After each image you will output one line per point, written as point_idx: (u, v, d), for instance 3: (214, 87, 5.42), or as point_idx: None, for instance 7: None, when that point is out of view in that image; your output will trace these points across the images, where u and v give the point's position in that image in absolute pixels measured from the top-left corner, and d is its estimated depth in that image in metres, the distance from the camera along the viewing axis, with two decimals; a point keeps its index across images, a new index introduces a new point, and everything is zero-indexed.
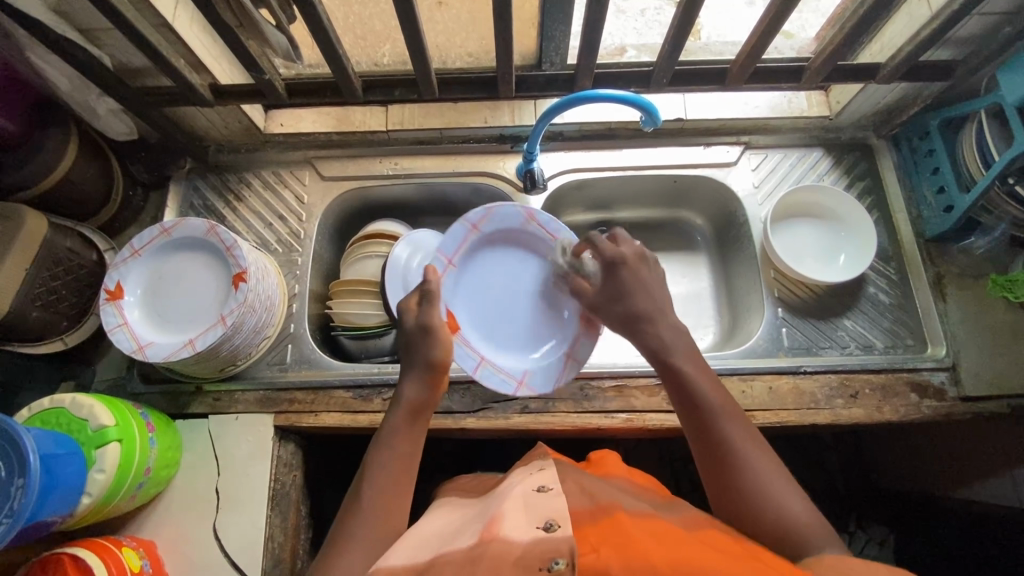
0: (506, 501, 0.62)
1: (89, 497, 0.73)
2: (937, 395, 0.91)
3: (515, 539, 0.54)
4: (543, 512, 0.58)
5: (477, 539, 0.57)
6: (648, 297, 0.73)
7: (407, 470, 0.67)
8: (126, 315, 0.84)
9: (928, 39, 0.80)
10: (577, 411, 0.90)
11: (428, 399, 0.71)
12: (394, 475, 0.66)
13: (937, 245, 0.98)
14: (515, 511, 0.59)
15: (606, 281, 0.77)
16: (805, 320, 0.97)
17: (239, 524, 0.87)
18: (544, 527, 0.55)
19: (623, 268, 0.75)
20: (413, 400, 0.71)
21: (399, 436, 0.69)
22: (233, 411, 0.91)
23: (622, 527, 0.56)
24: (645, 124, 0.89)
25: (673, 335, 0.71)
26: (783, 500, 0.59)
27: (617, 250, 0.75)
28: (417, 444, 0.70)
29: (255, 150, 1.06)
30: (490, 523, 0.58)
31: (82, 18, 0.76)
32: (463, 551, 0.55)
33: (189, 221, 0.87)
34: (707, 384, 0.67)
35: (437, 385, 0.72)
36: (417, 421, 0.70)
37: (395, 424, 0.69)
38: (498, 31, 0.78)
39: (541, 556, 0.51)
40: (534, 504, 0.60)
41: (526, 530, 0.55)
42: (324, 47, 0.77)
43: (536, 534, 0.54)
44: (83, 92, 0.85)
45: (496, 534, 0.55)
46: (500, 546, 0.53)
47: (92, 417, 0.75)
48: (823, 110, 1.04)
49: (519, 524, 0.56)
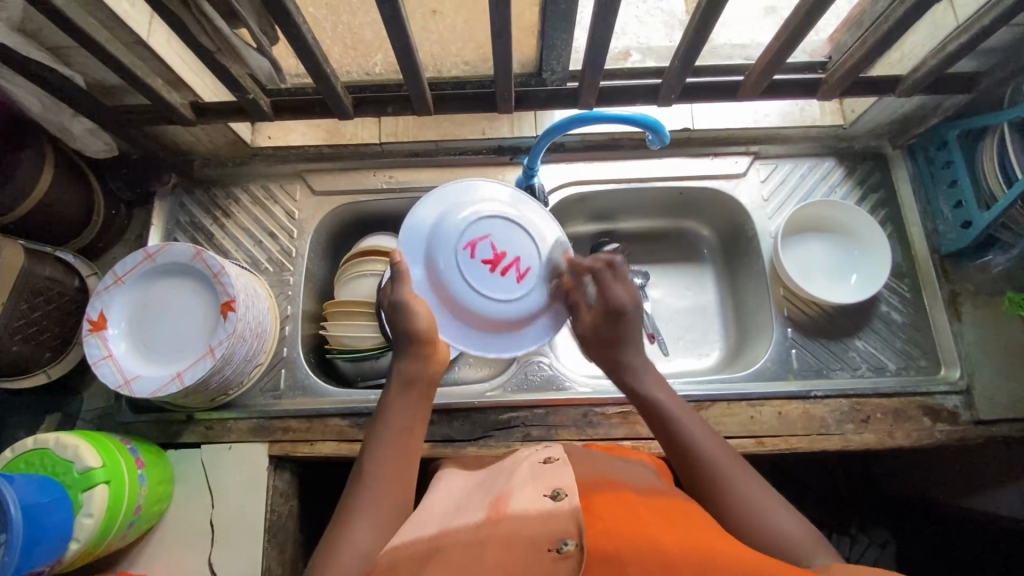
0: (513, 478, 0.62)
1: (77, 543, 0.70)
2: (950, 419, 0.88)
3: (524, 513, 0.53)
4: (551, 484, 0.58)
5: (483, 514, 0.56)
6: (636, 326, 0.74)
7: (410, 440, 0.66)
8: (111, 347, 0.81)
9: (955, 53, 0.75)
10: (581, 439, 0.88)
11: (425, 371, 0.70)
12: (394, 447, 0.65)
13: (952, 261, 0.95)
14: (523, 486, 0.59)
15: (603, 325, 0.74)
16: (814, 339, 0.94)
17: (236, 557, 0.84)
18: (552, 497, 0.55)
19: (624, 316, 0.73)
20: (407, 372, 0.70)
21: (398, 408, 0.68)
22: (227, 440, 0.89)
23: (631, 506, 0.55)
24: (652, 143, 0.84)
25: (648, 367, 0.73)
26: (771, 515, 0.59)
27: (618, 293, 0.73)
28: (419, 415, 0.69)
29: (243, 163, 1.01)
30: (497, 501, 0.57)
31: (48, 36, 0.70)
32: (469, 528, 0.53)
33: (173, 246, 0.83)
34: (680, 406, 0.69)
35: (431, 356, 0.71)
36: (415, 391, 0.69)
37: (394, 397, 0.68)
38: (498, 47, 0.73)
39: (549, 535, 0.49)
40: (542, 477, 0.60)
41: (534, 501, 0.55)
42: (312, 66, 0.72)
43: (543, 504, 0.54)
44: (57, 113, 0.80)
45: (503, 511, 0.54)
46: (507, 520, 0.53)
47: (78, 458, 0.72)
48: (836, 119, 0.99)
49: (527, 496, 0.56)
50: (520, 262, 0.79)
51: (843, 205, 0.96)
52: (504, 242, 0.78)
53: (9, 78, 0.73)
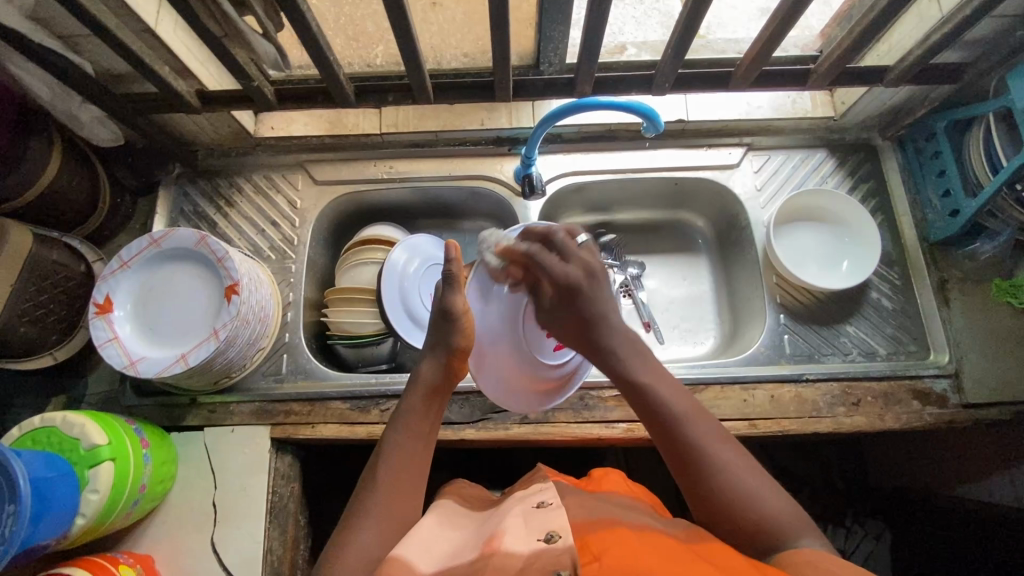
0: (506, 518, 0.63)
1: (83, 518, 0.72)
2: (939, 402, 0.90)
3: (517, 552, 0.54)
4: (544, 525, 0.58)
5: (479, 554, 0.57)
6: (602, 301, 0.74)
7: (423, 449, 0.69)
8: (117, 329, 0.82)
9: (939, 43, 0.77)
10: (578, 422, 0.89)
11: (445, 382, 0.74)
12: (409, 454, 0.68)
13: (941, 249, 0.97)
14: (516, 525, 0.60)
15: (565, 310, 0.75)
16: (807, 325, 0.96)
17: (238, 536, 0.86)
18: (545, 539, 0.56)
19: (583, 292, 0.74)
20: (430, 382, 0.73)
21: (416, 416, 0.71)
22: (230, 423, 0.90)
23: (623, 542, 0.56)
24: (647, 130, 0.86)
25: (627, 347, 0.73)
26: (761, 501, 0.61)
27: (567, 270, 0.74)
28: (433, 424, 0.72)
29: (246, 154, 1.03)
30: (491, 539, 0.59)
31: (59, 23, 0.72)
32: (464, 568, 0.55)
33: (179, 231, 0.84)
34: (665, 388, 0.69)
35: (453, 371, 0.75)
36: (434, 402, 0.73)
37: (413, 405, 0.72)
38: (496, 35, 0.75)
39: (543, 568, 0.51)
40: (534, 519, 0.60)
41: (527, 542, 0.56)
42: (315, 54, 0.74)
43: (536, 545, 0.55)
44: (66, 100, 0.82)
45: (497, 549, 0.56)
46: (500, 559, 0.54)
47: (85, 436, 0.73)
48: (828, 110, 1.02)
49: (520, 537, 0.57)
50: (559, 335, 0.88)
51: (842, 194, 0.99)
52: None
53: (21, 64, 0.75)
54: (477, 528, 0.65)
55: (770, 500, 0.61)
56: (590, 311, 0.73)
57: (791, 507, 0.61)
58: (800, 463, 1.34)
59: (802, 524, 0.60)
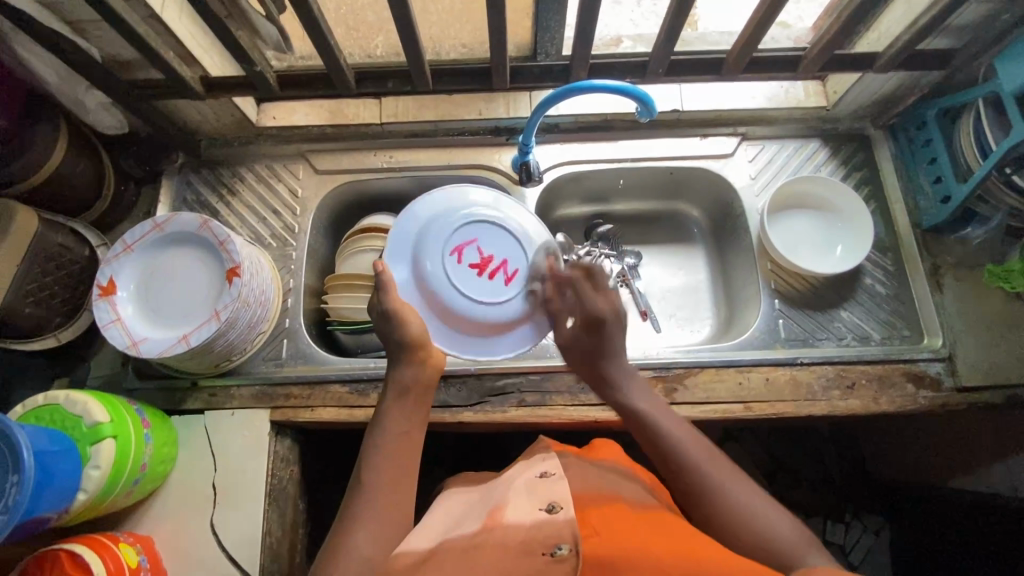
0: (509, 489, 0.63)
1: (84, 493, 0.73)
2: (933, 385, 0.91)
3: (520, 523, 0.55)
4: (547, 495, 0.59)
5: (482, 525, 0.58)
6: (620, 335, 0.78)
7: (406, 449, 0.66)
8: (120, 311, 0.84)
9: (926, 27, 0.79)
10: (575, 404, 0.90)
11: (424, 381, 0.71)
12: (392, 451, 0.65)
13: (933, 236, 0.98)
14: (520, 496, 0.60)
15: (586, 337, 0.78)
16: (802, 311, 0.97)
17: (237, 518, 0.86)
18: (546, 509, 0.56)
19: (604, 322, 0.77)
20: (402, 382, 0.71)
21: (395, 415, 0.69)
22: (230, 406, 0.91)
23: (621, 517, 0.57)
24: (641, 115, 0.88)
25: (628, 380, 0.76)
26: (763, 517, 0.60)
27: (596, 301, 0.78)
28: (416, 423, 0.69)
29: (248, 143, 1.05)
30: (494, 510, 0.59)
31: (67, 8, 0.74)
32: (467, 538, 0.56)
33: (180, 216, 0.86)
34: (660, 413, 0.71)
35: (427, 367, 0.72)
36: (411, 400, 0.70)
37: (394, 405, 0.69)
38: (492, 21, 0.77)
39: (544, 541, 0.52)
40: (538, 489, 0.61)
41: (529, 513, 0.56)
42: (317, 39, 0.76)
43: (538, 516, 0.56)
44: (73, 85, 0.84)
45: (499, 521, 0.56)
46: (501, 530, 0.55)
47: (87, 413, 0.74)
48: (820, 101, 1.03)
49: (522, 508, 0.58)
50: (508, 264, 0.86)
51: (835, 181, 1.00)
52: (490, 246, 0.86)
53: (30, 48, 0.77)
54: (475, 500, 0.66)
55: (775, 519, 0.60)
56: (606, 348, 0.77)
57: (798, 528, 0.60)
58: (798, 457, 1.34)
59: (807, 543, 0.59)
